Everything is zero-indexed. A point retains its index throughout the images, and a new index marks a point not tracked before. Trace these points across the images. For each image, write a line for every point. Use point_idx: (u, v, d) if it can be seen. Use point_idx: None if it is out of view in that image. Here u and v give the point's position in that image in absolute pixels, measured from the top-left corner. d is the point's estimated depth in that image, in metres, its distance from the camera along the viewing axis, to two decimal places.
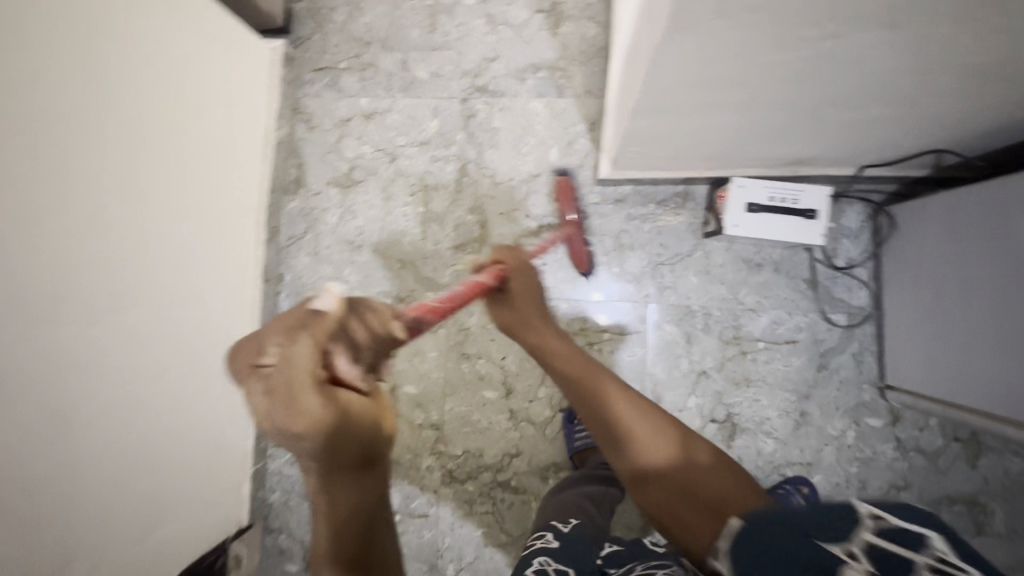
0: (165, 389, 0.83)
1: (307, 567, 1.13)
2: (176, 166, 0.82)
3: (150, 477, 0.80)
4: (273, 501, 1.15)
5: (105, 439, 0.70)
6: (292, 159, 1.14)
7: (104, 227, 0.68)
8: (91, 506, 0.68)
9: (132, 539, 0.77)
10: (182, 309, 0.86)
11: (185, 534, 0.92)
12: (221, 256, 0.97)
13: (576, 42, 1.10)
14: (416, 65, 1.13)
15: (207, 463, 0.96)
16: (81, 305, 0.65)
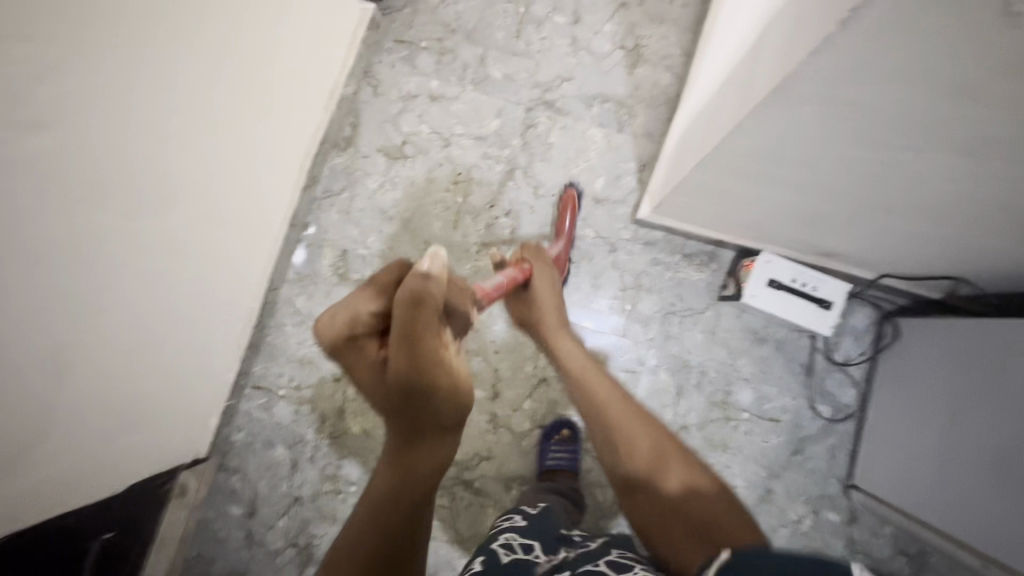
0: (169, 303, 0.82)
1: (250, 514, 1.11)
2: (248, 91, 0.84)
3: (127, 384, 0.78)
4: (235, 441, 1.13)
5: (107, 333, 0.70)
6: (350, 118, 1.16)
7: (167, 130, 0.69)
8: (78, 393, 0.68)
9: (99, 438, 0.77)
10: (207, 231, 0.86)
11: (145, 449, 0.90)
12: (256, 193, 0.97)
13: (648, 85, 1.15)
14: (493, 64, 1.16)
15: (185, 387, 0.95)
16: (125, 198, 0.65)
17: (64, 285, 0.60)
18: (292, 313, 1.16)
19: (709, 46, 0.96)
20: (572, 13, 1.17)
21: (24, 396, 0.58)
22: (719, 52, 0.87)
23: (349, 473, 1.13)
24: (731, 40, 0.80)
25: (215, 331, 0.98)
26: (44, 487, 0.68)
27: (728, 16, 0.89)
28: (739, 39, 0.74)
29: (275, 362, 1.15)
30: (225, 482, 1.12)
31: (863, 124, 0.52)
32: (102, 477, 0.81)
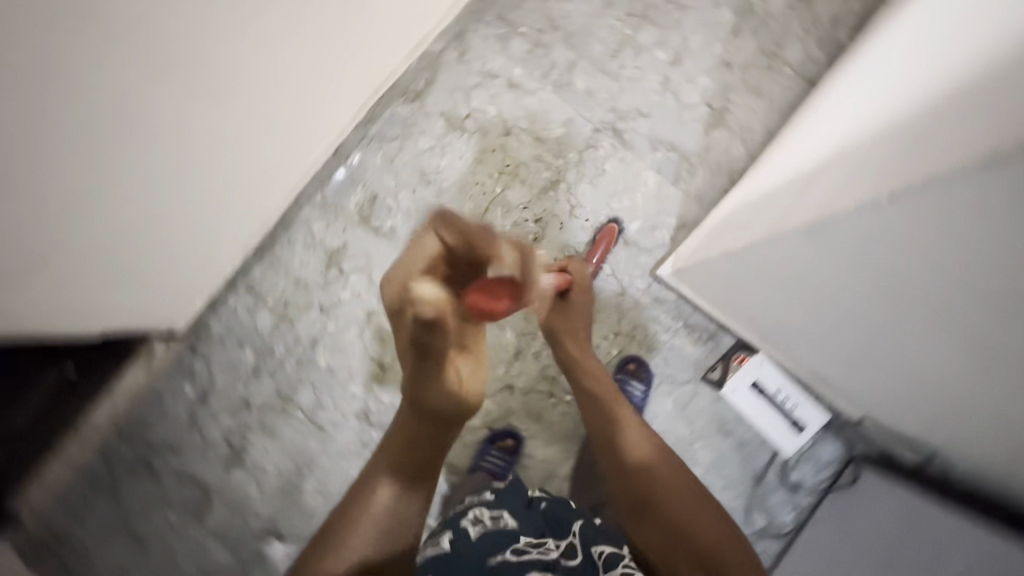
0: (199, 184, 0.84)
1: (201, 400, 1.16)
2: (349, 20, 0.84)
3: (133, 244, 0.81)
4: (211, 329, 1.17)
5: (128, 198, 0.72)
6: (426, 73, 1.15)
7: (256, 36, 0.70)
8: (81, 242, 0.71)
9: (89, 286, 0.80)
10: (257, 131, 0.87)
11: (127, 309, 0.94)
12: (319, 112, 0.97)
13: (718, 152, 1.11)
14: (579, 74, 1.13)
15: (183, 264, 0.98)
16: (191, 85, 0.67)
17: (107, 141, 0.61)
18: (305, 235, 1.17)
19: (794, 133, 0.94)
20: (675, 52, 1.12)
21: (32, 224, 0.61)
22: (814, 132, 0.82)
23: (300, 400, 1.15)
24: (838, 117, 0.75)
25: (229, 223, 1.00)
26: (23, 311, 0.72)
27: (827, 107, 0.86)
28: (850, 119, 0.69)
29: (271, 274, 1.17)
30: (189, 362, 1.17)
31: (943, 271, 0.49)
32: (79, 319, 0.85)
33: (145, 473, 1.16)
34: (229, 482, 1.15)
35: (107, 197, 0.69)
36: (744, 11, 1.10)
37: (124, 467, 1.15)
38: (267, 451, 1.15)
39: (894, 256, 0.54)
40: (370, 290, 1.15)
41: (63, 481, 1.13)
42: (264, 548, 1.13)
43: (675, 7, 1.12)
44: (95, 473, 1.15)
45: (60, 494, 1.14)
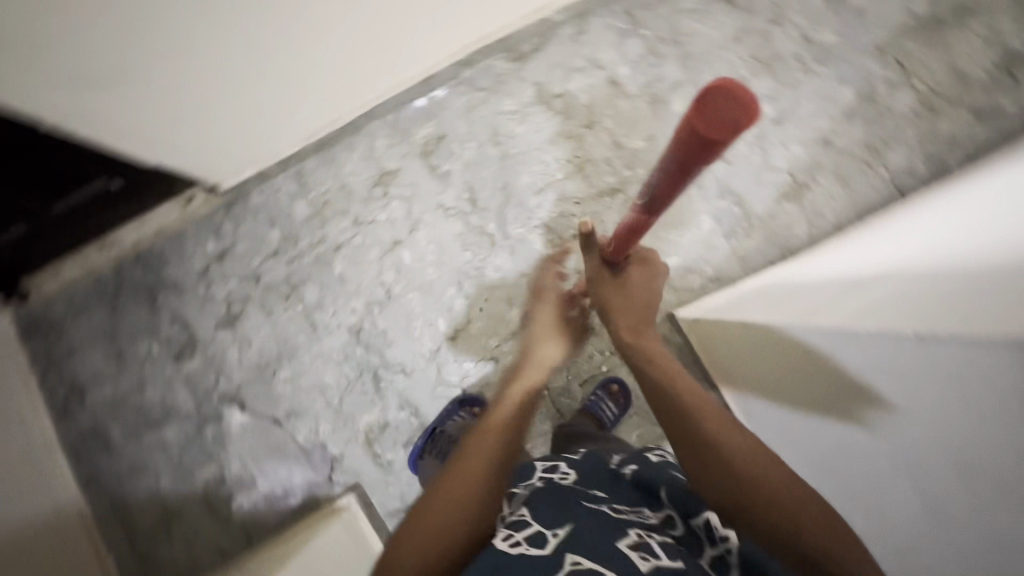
0: (272, 38, 0.87)
1: (218, 258, 1.22)
2: None
3: (188, 61, 0.83)
4: (249, 198, 1.21)
5: (201, 15, 0.77)
6: (536, 40, 1.15)
7: None
8: (146, 38, 0.76)
9: (149, 94, 0.86)
10: (344, 20, 0.90)
11: (184, 143, 1.01)
12: (410, 36, 1.01)
13: (782, 222, 1.08)
14: (678, 96, 1.11)
15: (236, 122, 1.02)
16: None
17: None
18: (367, 146, 1.19)
19: (861, 235, 0.93)
20: (781, 110, 1.08)
21: None
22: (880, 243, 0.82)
23: (303, 294, 1.19)
24: (906, 242, 0.74)
25: (292, 103, 1.04)
26: (76, 79, 0.78)
27: (908, 221, 0.85)
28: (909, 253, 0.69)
29: (323, 170, 1.20)
30: (220, 220, 1.22)
31: (954, 431, 0.51)
32: (135, 126, 0.91)
33: (148, 301, 1.24)
34: (215, 341, 1.21)
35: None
36: (866, 97, 1.07)
37: (131, 288, 1.24)
38: (258, 328, 1.20)
39: (924, 398, 0.54)
40: (404, 221, 1.17)
41: (78, 281, 1.25)
42: (224, 411, 1.19)
43: (799, 68, 1.08)
44: (105, 283, 1.25)
45: (72, 287, 1.25)
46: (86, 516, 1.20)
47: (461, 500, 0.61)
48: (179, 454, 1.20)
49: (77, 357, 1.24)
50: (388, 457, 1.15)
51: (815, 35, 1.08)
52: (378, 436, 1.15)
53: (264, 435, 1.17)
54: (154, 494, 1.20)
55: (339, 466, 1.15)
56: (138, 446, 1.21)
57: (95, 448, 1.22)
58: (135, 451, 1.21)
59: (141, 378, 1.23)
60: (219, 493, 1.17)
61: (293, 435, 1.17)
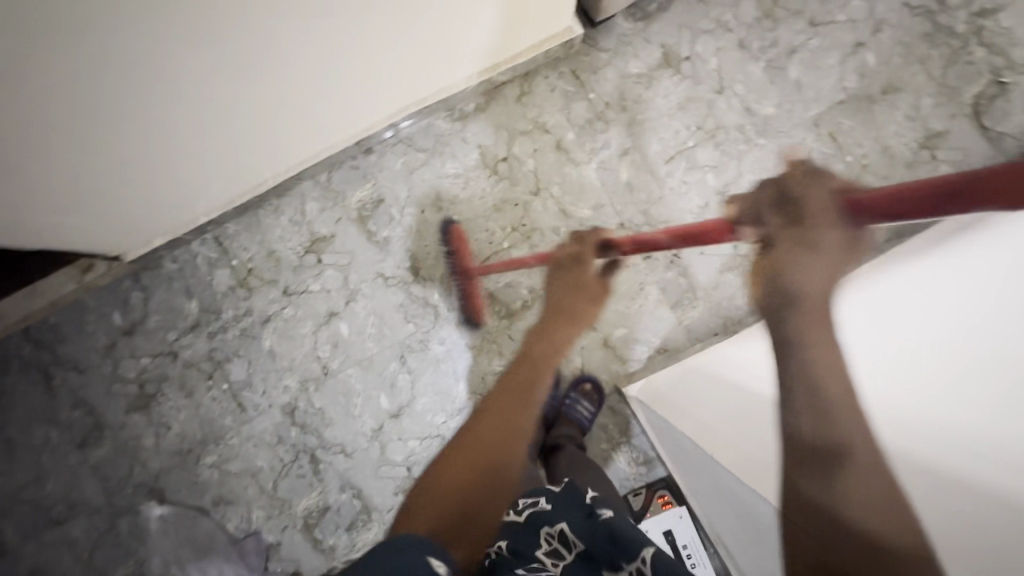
0: (129, 121, 0.74)
1: (125, 333, 1.09)
2: (391, 36, 0.81)
3: (6, 148, 0.68)
4: (163, 266, 1.09)
5: (82, 131, 0.72)
6: (479, 100, 1.09)
7: (260, 32, 0.69)
8: (18, 156, 0.71)
9: (32, 201, 0.80)
10: (221, 101, 0.79)
11: (81, 232, 0.92)
12: (314, 112, 0.92)
13: (724, 294, 1.09)
14: (625, 164, 1.09)
15: (104, 204, 0.88)
16: (168, 55, 0.66)
17: (52, 68, 0.61)
18: (296, 209, 1.09)
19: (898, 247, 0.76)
20: (725, 182, 1.08)
21: None
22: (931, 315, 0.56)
23: (228, 371, 1.09)
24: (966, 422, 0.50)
25: (174, 185, 0.92)
26: None
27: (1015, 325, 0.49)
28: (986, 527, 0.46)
29: (246, 234, 1.09)
30: (129, 289, 1.10)
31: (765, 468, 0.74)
32: (18, 228, 0.84)
33: (43, 381, 1.09)
34: (127, 424, 1.09)
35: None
36: (804, 171, 1.08)
37: (20, 366, 1.09)
38: (178, 409, 1.09)
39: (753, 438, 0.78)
40: (341, 291, 1.09)
41: None
42: (140, 504, 1.08)
43: (742, 139, 1.09)
44: None
45: None
46: None
47: (450, 493, 0.56)
48: (90, 552, 1.09)
49: None
50: (330, 543, 1.08)
51: (757, 107, 1.09)
52: (318, 520, 1.09)
53: (187, 528, 1.08)
54: None
55: (276, 554, 1.08)
56: (41, 545, 1.09)
57: None
58: (37, 551, 1.09)
59: (39, 470, 1.09)
60: None
61: (222, 525, 1.08)
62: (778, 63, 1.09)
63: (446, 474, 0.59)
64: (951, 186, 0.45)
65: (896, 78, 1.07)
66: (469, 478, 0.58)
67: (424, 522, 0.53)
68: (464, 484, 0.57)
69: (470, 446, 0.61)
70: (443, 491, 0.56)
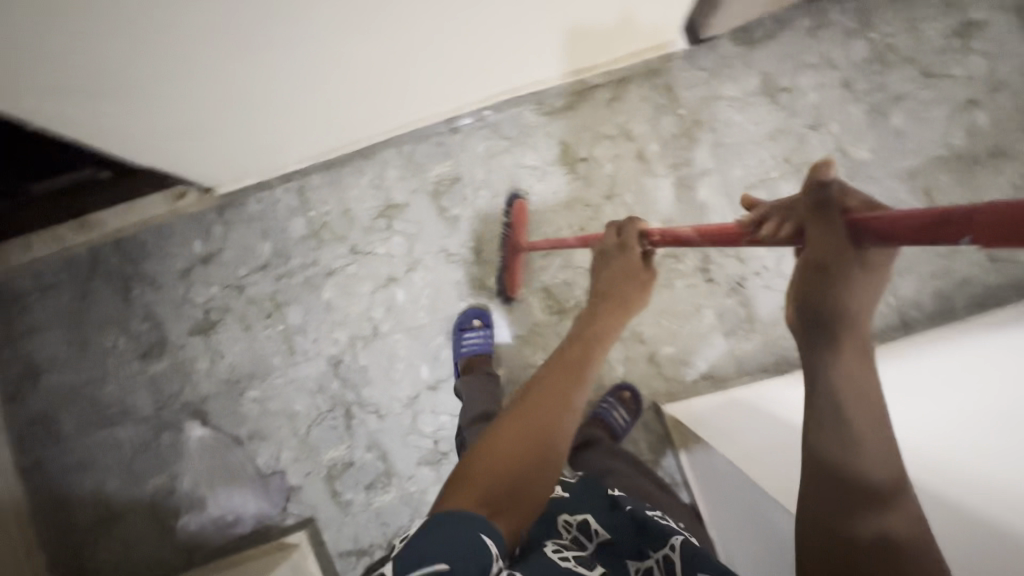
0: (220, 49, 0.75)
1: (201, 261, 1.17)
2: (501, 25, 0.84)
3: (136, 73, 0.76)
4: (247, 205, 1.16)
5: (208, 73, 0.80)
6: (570, 98, 1.11)
7: (377, 7, 0.74)
8: (150, 85, 0.79)
9: (153, 124, 0.89)
10: (308, 45, 0.79)
11: (187, 160, 1.01)
12: (414, 86, 0.97)
13: (781, 331, 1.06)
14: (704, 183, 1.08)
15: (208, 137, 0.96)
16: (293, 16, 0.72)
17: (195, 13, 0.68)
18: (377, 173, 1.14)
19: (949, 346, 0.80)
20: None
21: (108, 47, 0.70)
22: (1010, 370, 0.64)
23: (285, 315, 1.15)
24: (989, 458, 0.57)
25: (257, 118, 0.95)
26: (82, 114, 0.83)
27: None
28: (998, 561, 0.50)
29: (327, 189, 1.14)
30: (212, 221, 1.17)
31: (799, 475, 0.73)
32: (137, 145, 0.93)
33: (122, 292, 1.18)
34: (187, 345, 1.16)
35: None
36: None
37: (105, 274, 1.18)
38: (234, 341, 1.15)
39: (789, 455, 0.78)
40: (404, 259, 1.13)
41: (51, 259, 1.18)
42: (184, 422, 1.15)
43: None
44: (79, 265, 1.19)
45: (44, 267, 1.19)
46: (23, 508, 1.15)
47: (492, 478, 0.49)
48: (132, 457, 1.16)
49: (36, 337, 1.18)
50: (348, 497, 1.11)
51: (850, 149, 1.06)
52: (340, 474, 1.12)
53: (222, 454, 1.13)
54: (98, 492, 1.16)
55: (295, 497, 1.12)
56: (90, 440, 1.17)
57: (42, 436, 1.17)
58: (85, 445, 1.17)
59: (103, 371, 1.18)
60: (167, 503, 1.14)
61: (253, 458, 1.13)
62: (880, 109, 1.06)
63: (477, 471, 0.49)
64: (952, 215, 0.36)
65: (1006, 143, 1.03)
66: (511, 466, 0.50)
67: (475, 498, 0.47)
68: (509, 471, 0.49)
69: (494, 456, 0.50)
70: (485, 477, 0.49)
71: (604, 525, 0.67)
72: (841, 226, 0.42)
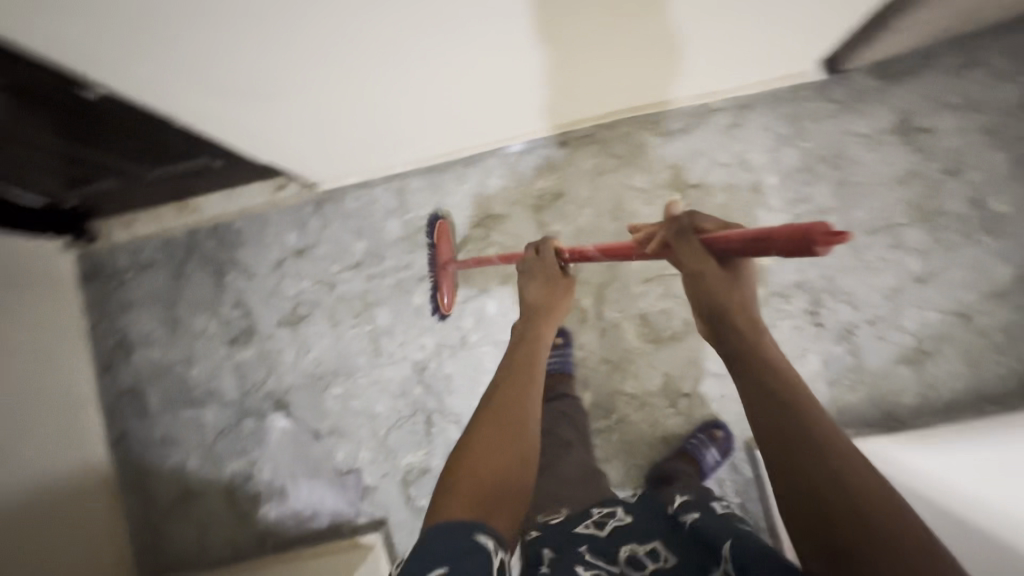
0: (385, 61, 0.73)
1: (295, 254, 1.17)
2: (645, 48, 0.80)
3: (275, 88, 0.75)
4: (344, 202, 1.16)
5: (342, 90, 0.78)
6: (686, 121, 1.06)
7: (523, 32, 0.71)
8: (284, 98, 0.79)
9: (279, 131, 0.89)
10: (468, 61, 0.76)
11: (302, 159, 1.01)
12: (538, 102, 0.94)
13: (890, 386, 1.01)
14: (823, 223, 1.03)
15: (328, 142, 0.95)
16: (440, 39, 0.69)
17: (345, 33, 0.66)
18: (478, 182, 1.12)
19: None
20: (927, 270, 1.00)
21: (254, 62, 0.69)
22: None
23: (374, 316, 1.15)
24: None
25: (390, 126, 0.93)
26: (217, 120, 0.83)
27: None
28: None
29: (426, 193, 1.13)
30: (309, 215, 1.17)
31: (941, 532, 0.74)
32: (260, 147, 0.93)
33: (215, 277, 1.19)
34: (274, 336, 1.17)
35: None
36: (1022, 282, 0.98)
37: (200, 258, 1.20)
38: (321, 336, 1.16)
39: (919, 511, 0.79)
40: (499, 272, 1.11)
41: (149, 238, 1.20)
42: (267, 411, 1.17)
43: (960, 230, 1.00)
44: (176, 247, 1.20)
45: (143, 246, 1.21)
46: (108, 478, 1.19)
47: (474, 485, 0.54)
48: (213, 440, 1.18)
49: (130, 313, 1.21)
50: (421, 503, 1.11)
51: (988, 200, 0.99)
52: (416, 479, 1.12)
53: (302, 447, 1.15)
54: (179, 470, 1.19)
55: (370, 497, 1.13)
56: (175, 418, 1.20)
57: (130, 410, 1.21)
58: (170, 423, 1.20)
59: (191, 353, 1.20)
60: (244, 488, 1.16)
61: (332, 454, 1.14)
62: None
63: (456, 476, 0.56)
64: (765, 236, 0.50)
65: None
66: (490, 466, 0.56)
67: (457, 510, 0.52)
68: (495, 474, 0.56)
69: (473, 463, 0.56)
70: (461, 487, 0.54)
71: (673, 550, 0.65)
72: (699, 244, 0.58)
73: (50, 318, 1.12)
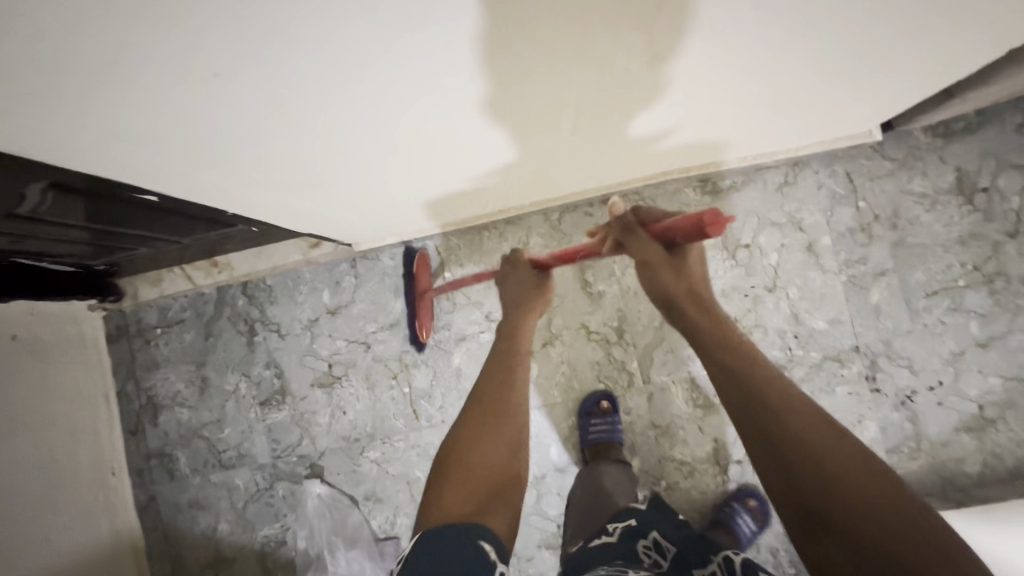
0: (477, 138, 0.62)
1: (330, 312, 1.13)
2: (710, 129, 0.76)
3: (327, 190, 0.72)
4: (380, 259, 1.12)
5: (394, 183, 0.74)
6: (736, 179, 1.03)
7: (590, 133, 0.66)
8: (334, 195, 0.74)
9: (323, 216, 0.85)
10: (568, 134, 0.66)
11: (343, 231, 0.97)
12: (592, 175, 0.89)
13: (953, 454, 0.96)
14: (879, 284, 1.00)
15: (372, 217, 0.91)
16: (501, 143, 0.65)
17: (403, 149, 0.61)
18: (520, 239, 1.09)
19: None
20: (991, 334, 0.96)
21: (309, 178, 0.65)
22: None
23: (411, 377, 1.11)
24: None
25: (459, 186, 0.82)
26: (265, 215, 0.79)
27: None
28: None
29: (466, 252, 1.10)
30: (343, 273, 1.13)
31: None
32: (302, 227, 0.90)
33: (246, 336, 1.16)
34: (309, 398, 1.14)
35: (384, 90, 0.46)
36: None
37: (230, 315, 1.16)
38: (356, 398, 1.12)
39: None
40: (541, 332, 1.07)
41: (179, 295, 1.17)
42: (300, 474, 1.13)
43: None
44: (206, 304, 1.17)
45: (172, 303, 1.18)
46: (138, 543, 1.16)
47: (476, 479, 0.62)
48: (245, 503, 1.14)
49: (159, 372, 1.18)
50: None
51: None
52: None
53: (337, 514, 1.10)
54: (209, 535, 1.15)
55: None
56: (205, 481, 1.16)
57: (158, 473, 1.17)
58: (200, 486, 1.16)
59: (222, 414, 1.16)
60: (277, 554, 1.12)
61: (369, 519, 1.10)
62: None
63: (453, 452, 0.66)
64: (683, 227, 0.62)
65: None
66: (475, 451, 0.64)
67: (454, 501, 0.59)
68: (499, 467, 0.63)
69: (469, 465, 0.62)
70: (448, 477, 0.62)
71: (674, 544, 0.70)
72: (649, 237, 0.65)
73: (77, 383, 1.09)
